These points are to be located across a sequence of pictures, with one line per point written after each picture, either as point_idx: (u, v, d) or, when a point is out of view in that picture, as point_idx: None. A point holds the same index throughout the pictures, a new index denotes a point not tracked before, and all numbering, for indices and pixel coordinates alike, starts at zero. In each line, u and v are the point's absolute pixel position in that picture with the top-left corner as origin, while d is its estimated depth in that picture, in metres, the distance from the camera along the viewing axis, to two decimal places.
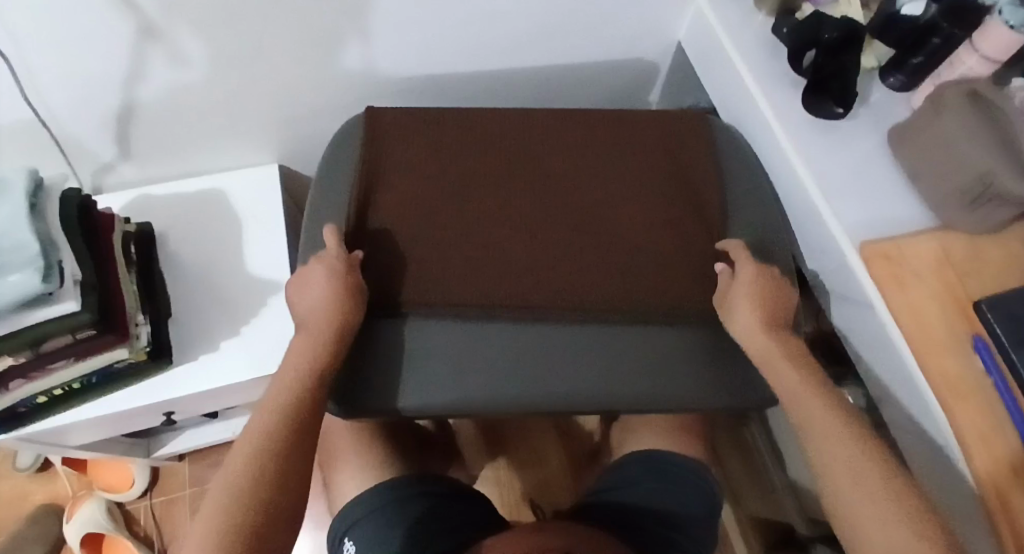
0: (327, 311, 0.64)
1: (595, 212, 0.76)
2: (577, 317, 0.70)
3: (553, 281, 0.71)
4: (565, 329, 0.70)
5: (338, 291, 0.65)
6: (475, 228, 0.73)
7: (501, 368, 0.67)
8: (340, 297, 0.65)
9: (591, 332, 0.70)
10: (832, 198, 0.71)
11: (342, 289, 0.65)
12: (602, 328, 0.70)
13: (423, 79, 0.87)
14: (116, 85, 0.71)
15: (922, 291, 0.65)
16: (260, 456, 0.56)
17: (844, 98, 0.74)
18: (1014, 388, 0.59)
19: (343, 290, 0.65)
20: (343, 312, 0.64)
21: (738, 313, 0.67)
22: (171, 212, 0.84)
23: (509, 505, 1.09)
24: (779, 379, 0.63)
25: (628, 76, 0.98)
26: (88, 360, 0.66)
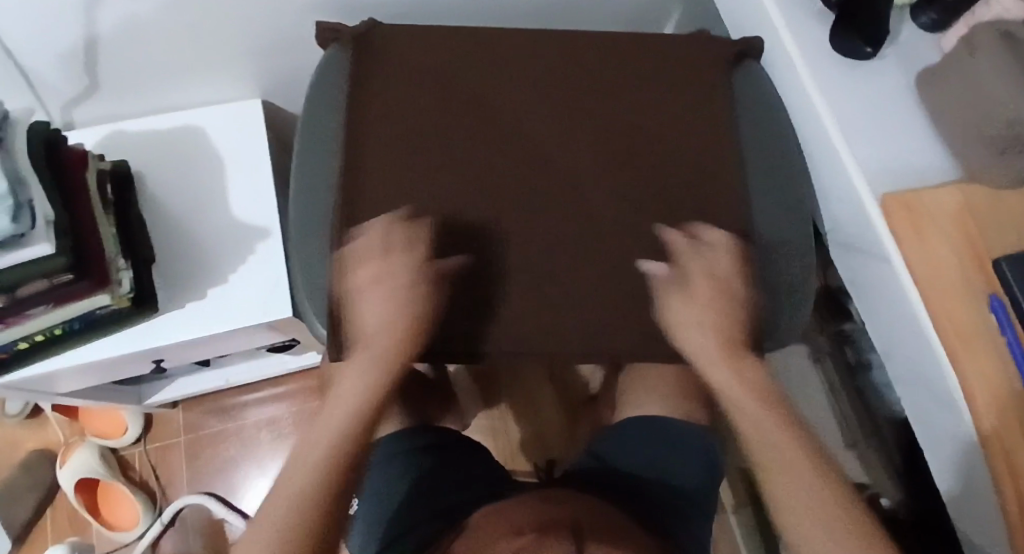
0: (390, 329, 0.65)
1: (595, 154, 0.72)
2: (573, 263, 0.69)
3: (554, 229, 0.69)
4: (560, 276, 0.68)
5: (398, 311, 0.65)
6: (472, 170, 0.70)
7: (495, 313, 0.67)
8: (411, 314, 0.65)
9: (587, 277, 0.68)
10: (850, 143, 0.67)
11: (403, 310, 0.65)
12: (597, 274, 0.69)
13: (418, 1, 0.81)
14: (80, 10, 0.66)
15: (943, 245, 0.61)
16: (300, 503, 0.57)
17: (876, 36, 0.68)
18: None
19: (407, 307, 0.65)
20: (410, 331, 0.65)
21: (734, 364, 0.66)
22: (150, 150, 0.80)
23: (505, 453, 1.09)
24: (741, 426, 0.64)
25: (637, 4, 0.92)
26: (68, 306, 0.63)
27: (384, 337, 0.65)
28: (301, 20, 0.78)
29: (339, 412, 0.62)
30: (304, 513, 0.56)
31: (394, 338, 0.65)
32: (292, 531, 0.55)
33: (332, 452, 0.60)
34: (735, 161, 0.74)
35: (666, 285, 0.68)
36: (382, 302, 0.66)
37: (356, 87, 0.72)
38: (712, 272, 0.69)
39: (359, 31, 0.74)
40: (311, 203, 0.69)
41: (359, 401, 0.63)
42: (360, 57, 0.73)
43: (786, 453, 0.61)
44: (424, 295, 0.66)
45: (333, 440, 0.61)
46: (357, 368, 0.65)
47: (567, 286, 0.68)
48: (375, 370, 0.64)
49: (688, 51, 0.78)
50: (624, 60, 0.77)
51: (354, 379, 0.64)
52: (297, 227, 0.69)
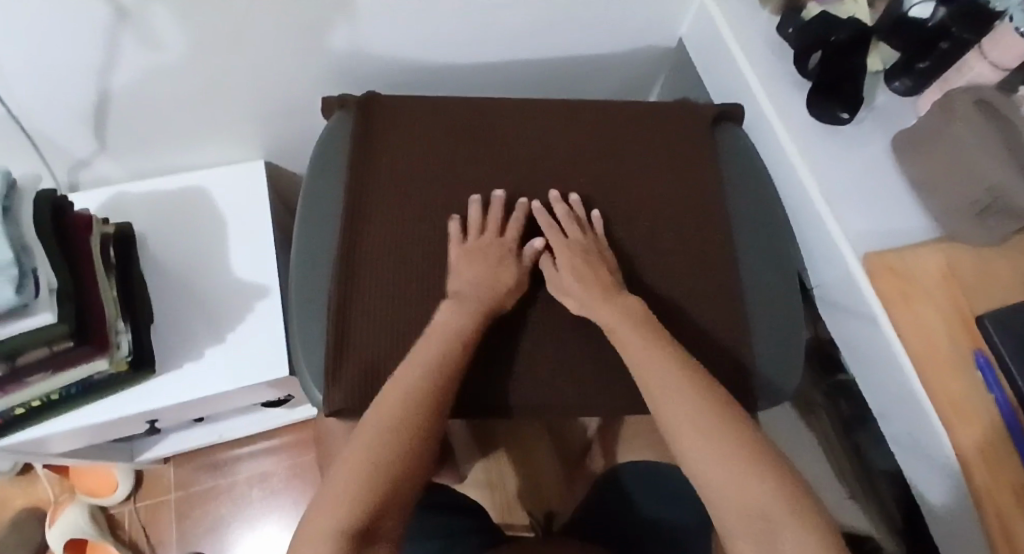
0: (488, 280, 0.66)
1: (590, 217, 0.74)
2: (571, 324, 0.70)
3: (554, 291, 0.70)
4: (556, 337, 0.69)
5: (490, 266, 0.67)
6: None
7: (491, 375, 0.67)
8: (495, 269, 0.67)
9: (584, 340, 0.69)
10: (834, 205, 0.69)
11: (510, 287, 0.67)
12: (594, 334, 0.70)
13: (415, 69, 0.84)
14: (89, 77, 0.68)
15: (928, 306, 0.63)
16: (395, 415, 0.56)
17: (851, 102, 0.72)
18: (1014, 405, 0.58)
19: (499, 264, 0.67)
20: (501, 280, 0.66)
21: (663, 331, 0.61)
22: (151, 212, 0.81)
23: (501, 508, 1.09)
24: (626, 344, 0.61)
25: (627, 70, 0.95)
26: (68, 371, 0.64)
27: (472, 288, 0.65)
28: (301, 87, 0.81)
29: (431, 350, 0.60)
30: (397, 435, 0.55)
31: (487, 294, 0.65)
32: (383, 454, 0.53)
33: (423, 383, 0.58)
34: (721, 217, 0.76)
35: (545, 261, 0.68)
36: (470, 267, 0.67)
37: (356, 151, 0.73)
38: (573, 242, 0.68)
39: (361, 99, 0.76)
40: (311, 266, 0.70)
41: (450, 340, 0.61)
42: (362, 123, 0.75)
43: (683, 402, 0.55)
44: (510, 267, 0.67)
45: (420, 371, 0.59)
46: (448, 310, 0.63)
47: (571, 350, 0.69)
48: (473, 315, 0.63)
49: (674, 113, 0.81)
50: (615, 125, 0.79)
51: (443, 321, 0.63)
52: (296, 289, 0.69)
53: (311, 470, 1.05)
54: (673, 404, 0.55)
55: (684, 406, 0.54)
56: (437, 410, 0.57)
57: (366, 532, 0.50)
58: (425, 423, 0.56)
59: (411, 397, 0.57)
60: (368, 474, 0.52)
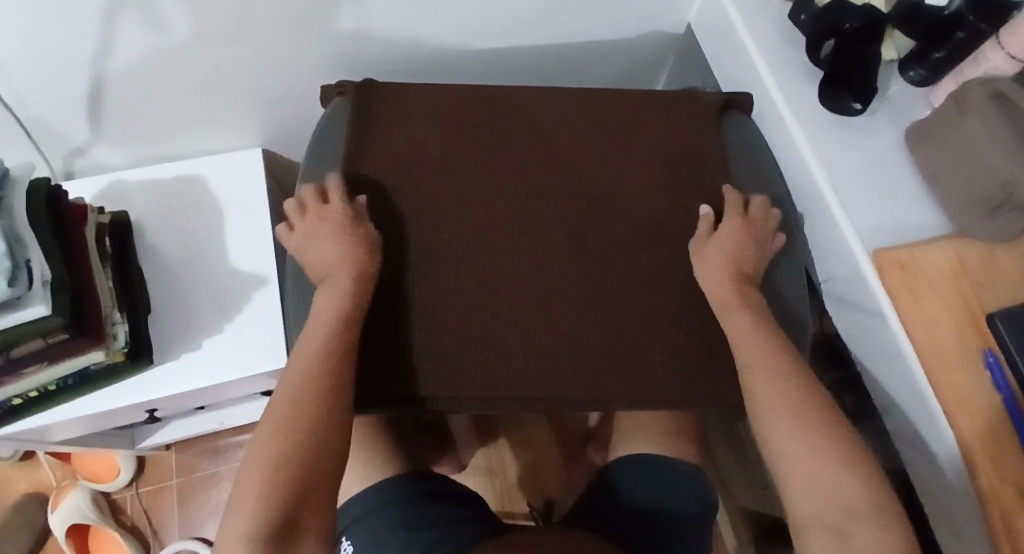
0: (338, 255, 0.64)
1: (588, 208, 0.73)
2: (567, 316, 0.68)
3: (547, 284, 0.69)
4: (552, 328, 0.68)
5: (338, 239, 0.64)
6: (466, 227, 0.70)
7: (486, 365, 0.66)
8: (344, 241, 0.64)
9: (581, 331, 0.68)
10: (843, 198, 0.68)
11: (358, 247, 0.64)
12: (592, 326, 0.68)
13: (414, 56, 0.83)
14: (84, 65, 0.67)
15: (936, 302, 0.62)
16: (287, 412, 0.56)
17: (864, 94, 0.70)
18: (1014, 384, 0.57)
19: (339, 234, 0.65)
20: (349, 249, 0.64)
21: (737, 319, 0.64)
22: (147, 200, 0.80)
23: (501, 496, 1.08)
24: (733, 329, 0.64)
25: (632, 56, 0.93)
26: (63, 363, 0.63)
27: (334, 266, 0.63)
28: (300, 73, 0.79)
29: (315, 340, 0.60)
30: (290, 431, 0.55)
31: (343, 267, 0.63)
32: (282, 453, 0.54)
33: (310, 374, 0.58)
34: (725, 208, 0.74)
35: (705, 224, 0.70)
36: (320, 245, 0.65)
37: (353, 140, 0.72)
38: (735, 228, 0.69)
39: (356, 87, 0.74)
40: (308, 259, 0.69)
41: (328, 324, 0.60)
42: (357, 111, 0.73)
43: (787, 399, 0.59)
44: (351, 231, 0.65)
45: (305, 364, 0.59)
46: (323, 295, 0.62)
47: (561, 344, 0.67)
48: (340, 293, 0.62)
49: (677, 103, 0.79)
50: (616, 114, 0.77)
51: (323, 309, 0.61)
52: (293, 283, 0.68)
53: None
54: (779, 400, 0.59)
55: (782, 403, 0.59)
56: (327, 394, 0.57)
57: (283, 528, 0.52)
58: (315, 410, 0.56)
59: (299, 391, 0.57)
60: (266, 478, 0.53)
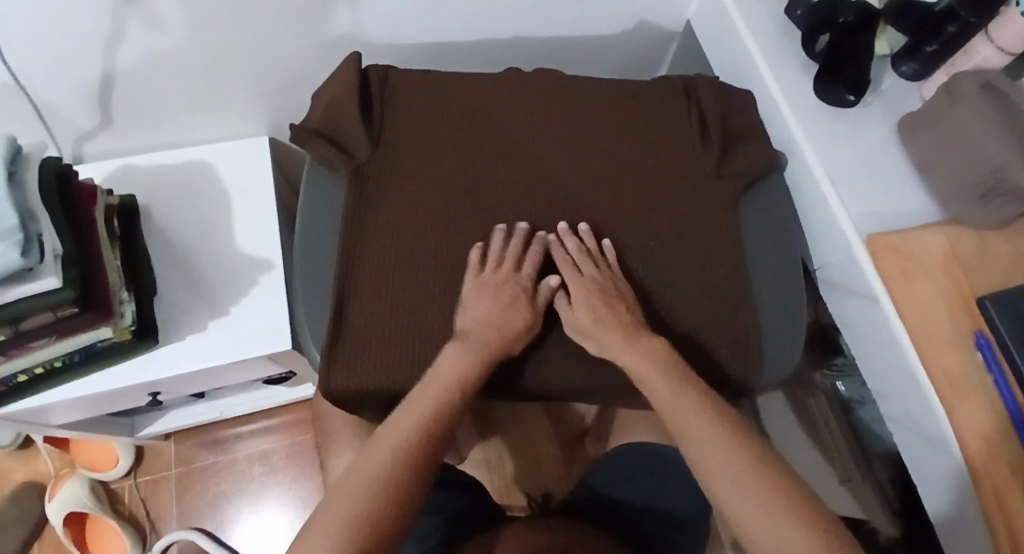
0: (498, 325, 0.62)
1: (602, 202, 0.72)
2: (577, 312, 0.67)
3: (565, 280, 0.68)
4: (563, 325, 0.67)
5: (505, 306, 0.63)
6: (480, 224, 0.68)
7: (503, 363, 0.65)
8: (509, 309, 0.63)
9: None
10: (839, 186, 0.70)
11: (516, 317, 0.63)
12: None
13: (420, 47, 0.84)
14: (98, 48, 0.68)
15: (929, 286, 0.63)
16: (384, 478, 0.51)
17: (858, 86, 0.72)
18: (1015, 385, 0.58)
19: (511, 302, 0.63)
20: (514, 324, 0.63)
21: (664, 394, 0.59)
22: (153, 185, 0.81)
23: (499, 488, 1.09)
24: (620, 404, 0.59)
25: (632, 50, 0.95)
26: (69, 339, 0.64)
27: (491, 330, 0.62)
28: (308, 62, 0.81)
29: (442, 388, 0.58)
30: (397, 483, 0.52)
31: (492, 339, 0.61)
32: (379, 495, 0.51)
33: (430, 423, 0.56)
34: (731, 192, 0.73)
35: (557, 298, 0.65)
36: (485, 302, 0.63)
37: (351, 120, 0.69)
38: (591, 281, 0.65)
39: (356, 68, 0.71)
40: (315, 241, 0.68)
41: (459, 380, 0.59)
42: (359, 95, 0.71)
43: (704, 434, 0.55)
44: (522, 308, 0.63)
45: (426, 403, 0.57)
46: (457, 351, 0.60)
47: (565, 344, 0.67)
48: (477, 359, 0.60)
49: (667, 93, 0.77)
50: (615, 103, 0.76)
51: (446, 364, 0.59)
52: (300, 265, 0.67)
53: (311, 448, 1.05)
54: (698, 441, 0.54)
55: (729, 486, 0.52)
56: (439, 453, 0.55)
57: None
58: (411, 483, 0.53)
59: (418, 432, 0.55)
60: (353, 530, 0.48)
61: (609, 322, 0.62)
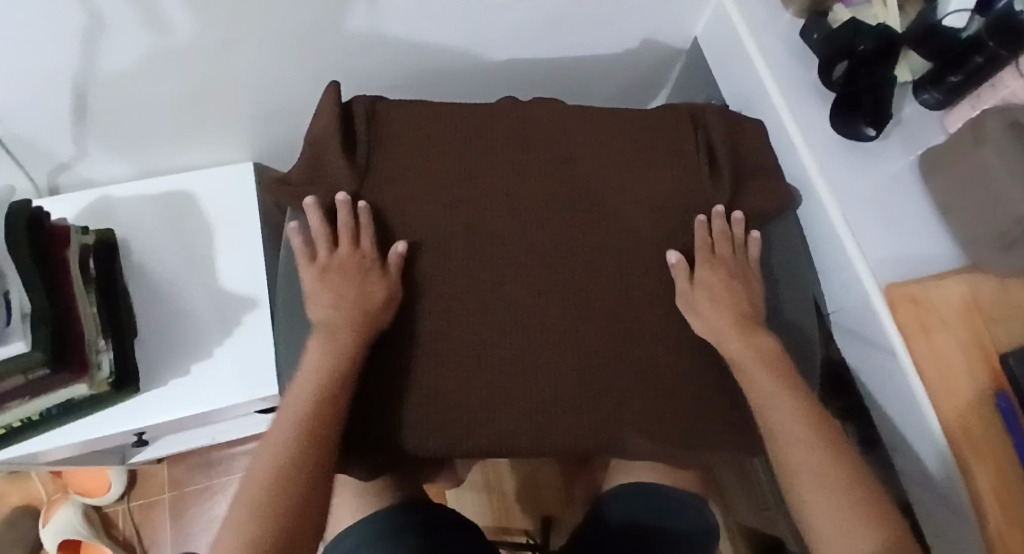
0: (342, 305, 0.60)
1: (547, 239, 0.67)
2: (565, 358, 0.64)
3: (486, 309, 0.64)
4: (552, 371, 0.63)
5: (348, 281, 0.61)
6: (461, 266, 0.65)
7: (484, 413, 0.62)
8: (345, 284, 0.61)
9: (582, 373, 0.64)
10: (856, 229, 0.65)
11: (363, 290, 0.61)
12: (594, 365, 0.64)
13: (413, 72, 0.80)
14: (66, 82, 0.65)
15: (950, 340, 0.59)
16: (278, 483, 0.51)
17: (879, 117, 0.67)
18: None
19: (358, 276, 0.61)
20: (367, 300, 0.60)
21: (761, 379, 0.59)
22: (134, 217, 0.77)
23: (497, 510, 1.07)
24: (755, 380, 0.60)
25: (638, 69, 0.90)
26: (46, 396, 0.62)
27: (340, 316, 0.59)
28: (295, 87, 0.77)
29: (304, 378, 0.57)
30: (271, 502, 0.50)
31: (354, 320, 0.59)
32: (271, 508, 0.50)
33: (299, 431, 0.54)
34: (740, 231, 0.70)
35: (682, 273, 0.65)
36: (331, 287, 0.60)
37: (335, 159, 0.66)
38: (718, 262, 0.65)
39: (337, 101, 0.67)
40: (302, 291, 0.65)
41: (318, 382, 0.56)
42: (341, 132, 0.67)
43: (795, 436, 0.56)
44: (374, 287, 0.61)
45: (282, 436, 0.53)
46: (315, 348, 0.58)
47: (552, 391, 0.63)
48: (330, 347, 0.58)
49: (671, 122, 0.73)
50: (614, 130, 0.72)
51: (311, 360, 0.58)
52: (284, 320, 0.64)
53: None
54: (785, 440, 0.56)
55: (811, 478, 0.53)
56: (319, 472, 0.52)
57: None
58: (300, 491, 0.51)
59: (297, 437, 0.53)
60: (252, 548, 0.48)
61: (728, 305, 0.63)
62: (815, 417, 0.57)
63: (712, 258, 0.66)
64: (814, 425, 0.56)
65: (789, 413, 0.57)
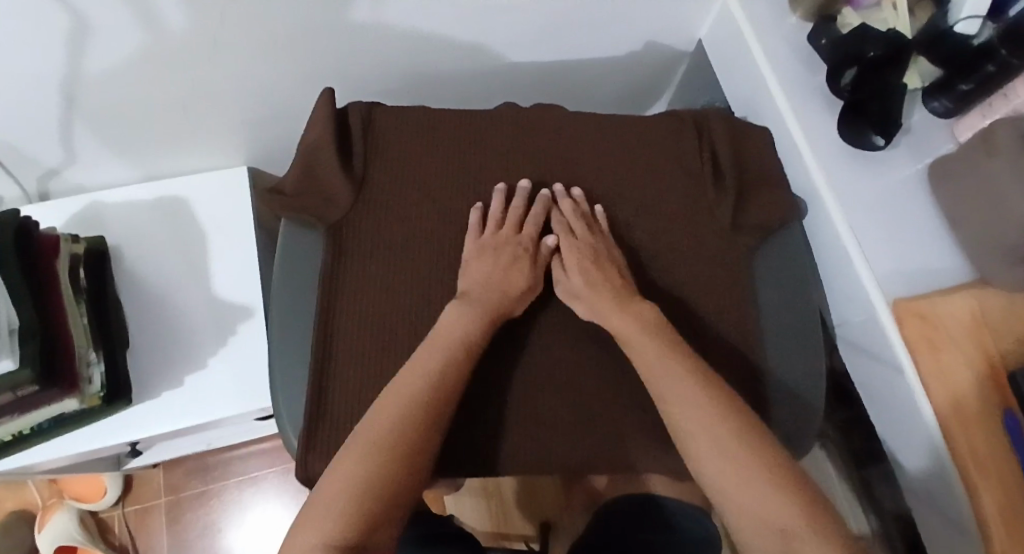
0: (502, 275, 0.60)
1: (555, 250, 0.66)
2: (607, 375, 0.63)
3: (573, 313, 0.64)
4: (599, 383, 0.63)
5: (503, 258, 0.61)
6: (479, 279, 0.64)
7: (522, 427, 0.62)
8: (513, 264, 0.61)
9: (620, 390, 0.63)
10: (863, 241, 0.64)
11: (512, 267, 0.61)
12: (633, 382, 0.63)
13: (410, 76, 0.79)
14: (54, 87, 0.64)
15: (957, 356, 0.58)
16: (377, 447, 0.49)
17: (886, 126, 0.65)
18: None
19: (517, 257, 0.62)
20: (517, 274, 0.61)
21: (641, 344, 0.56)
22: (126, 224, 0.76)
23: (496, 516, 1.07)
24: (635, 348, 0.57)
25: (641, 72, 0.89)
26: (35, 412, 0.61)
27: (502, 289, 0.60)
28: (289, 91, 0.76)
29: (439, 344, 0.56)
30: (387, 462, 0.49)
31: (499, 295, 0.59)
32: (370, 470, 0.48)
33: (419, 395, 0.52)
34: (743, 245, 0.68)
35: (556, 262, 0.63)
36: (484, 262, 0.61)
37: (330, 168, 0.64)
38: (584, 243, 0.63)
39: (331, 108, 0.66)
40: (296, 304, 0.63)
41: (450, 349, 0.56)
42: (336, 140, 0.66)
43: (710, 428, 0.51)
44: (522, 269, 0.61)
45: (405, 396, 0.52)
46: (457, 311, 0.58)
47: (594, 405, 0.63)
48: (482, 320, 0.58)
49: (675, 129, 0.72)
50: (621, 138, 0.71)
51: (446, 325, 0.57)
52: (277, 334, 0.63)
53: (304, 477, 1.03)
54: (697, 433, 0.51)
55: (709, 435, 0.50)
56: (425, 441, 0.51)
57: None
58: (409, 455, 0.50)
59: (404, 404, 0.52)
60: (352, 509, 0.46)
61: (607, 279, 0.61)
62: (693, 370, 0.54)
63: (575, 240, 0.63)
64: (689, 376, 0.53)
65: (675, 369, 0.54)
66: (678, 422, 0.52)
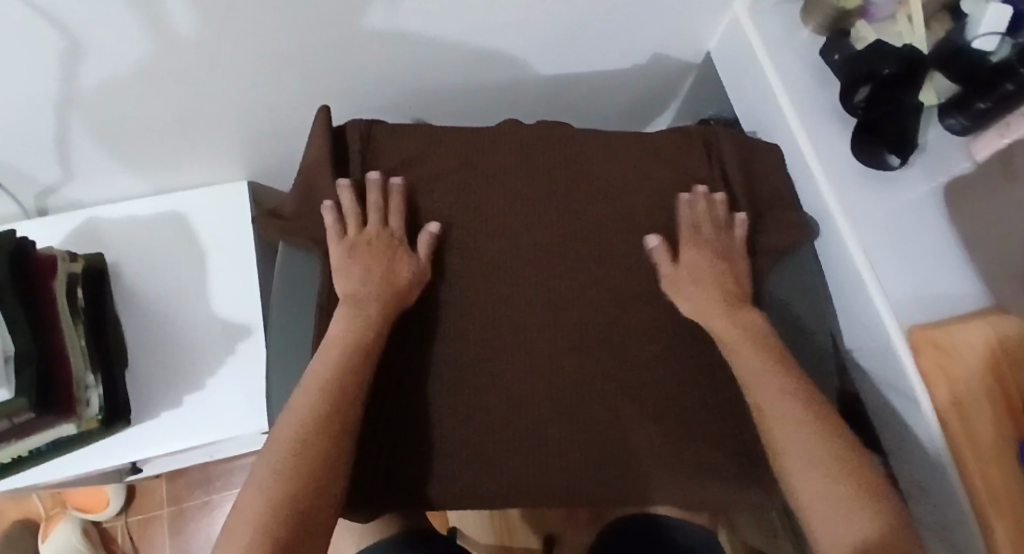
0: (371, 275, 0.59)
1: (546, 265, 0.65)
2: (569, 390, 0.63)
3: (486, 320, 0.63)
4: (542, 393, 0.62)
5: (377, 254, 0.60)
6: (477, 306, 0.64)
7: (495, 449, 0.61)
8: (381, 257, 0.60)
9: (587, 404, 0.62)
10: (877, 265, 0.62)
11: (383, 258, 0.60)
12: (594, 396, 0.63)
13: (412, 90, 0.77)
14: (48, 107, 0.63)
15: (973, 387, 0.56)
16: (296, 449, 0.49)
17: (903, 146, 0.63)
18: None
19: (386, 251, 0.61)
20: (393, 272, 0.60)
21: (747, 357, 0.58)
22: (124, 241, 0.75)
23: (500, 528, 1.06)
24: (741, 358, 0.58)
25: (648, 83, 0.87)
26: (32, 437, 0.60)
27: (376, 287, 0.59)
28: (290, 106, 0.74)
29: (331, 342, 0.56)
30: (297, 463, 0.49)
31: (386, 292, 0.59)
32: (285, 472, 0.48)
33: (325, 397, 0.52)
34: (757, 265, 0.68)
35: (661, 257, 0.64)
36: (361, 260, 0.60)
37: (327, 190, 0.63)
38: (705, 243, 0.64)
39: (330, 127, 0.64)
40: (296, 330, 0.62)
41: (347, 346, 0.56)
42: (334, 160, 0.64)
43: (809, 446, 0.52)
44: (403, 260, 0.61)
45: (307, 399, 0.52)
46: (344, 316, 0.57)
47: (549, 420, 0.62)
48: (364, 317, 0.57)
49: (683, 148, 0.70)
50: (624, 156, 0.69)
51: (338, 329, 0.57)
52: (276, 360, 0.62)
53: None
54: (798, 450, 0.52)
55: (804, 453, 0.52)
56: (332, 435, 0.51)
57: None
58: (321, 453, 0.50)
59: (317, 402, 0.52)
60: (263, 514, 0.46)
61: (711, 283, 0.62)
62: (792, 390, 0.55)
63: (696, 239, 0.64)
64: (787, 394, 0.55)
65: (775, 385, 0.55)
66: (775, 437, 0.54)
